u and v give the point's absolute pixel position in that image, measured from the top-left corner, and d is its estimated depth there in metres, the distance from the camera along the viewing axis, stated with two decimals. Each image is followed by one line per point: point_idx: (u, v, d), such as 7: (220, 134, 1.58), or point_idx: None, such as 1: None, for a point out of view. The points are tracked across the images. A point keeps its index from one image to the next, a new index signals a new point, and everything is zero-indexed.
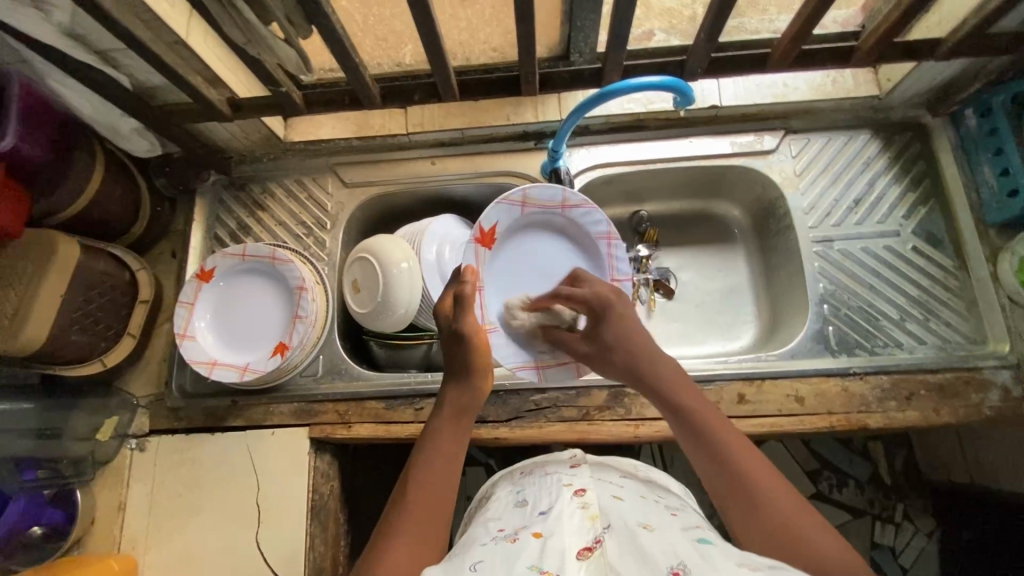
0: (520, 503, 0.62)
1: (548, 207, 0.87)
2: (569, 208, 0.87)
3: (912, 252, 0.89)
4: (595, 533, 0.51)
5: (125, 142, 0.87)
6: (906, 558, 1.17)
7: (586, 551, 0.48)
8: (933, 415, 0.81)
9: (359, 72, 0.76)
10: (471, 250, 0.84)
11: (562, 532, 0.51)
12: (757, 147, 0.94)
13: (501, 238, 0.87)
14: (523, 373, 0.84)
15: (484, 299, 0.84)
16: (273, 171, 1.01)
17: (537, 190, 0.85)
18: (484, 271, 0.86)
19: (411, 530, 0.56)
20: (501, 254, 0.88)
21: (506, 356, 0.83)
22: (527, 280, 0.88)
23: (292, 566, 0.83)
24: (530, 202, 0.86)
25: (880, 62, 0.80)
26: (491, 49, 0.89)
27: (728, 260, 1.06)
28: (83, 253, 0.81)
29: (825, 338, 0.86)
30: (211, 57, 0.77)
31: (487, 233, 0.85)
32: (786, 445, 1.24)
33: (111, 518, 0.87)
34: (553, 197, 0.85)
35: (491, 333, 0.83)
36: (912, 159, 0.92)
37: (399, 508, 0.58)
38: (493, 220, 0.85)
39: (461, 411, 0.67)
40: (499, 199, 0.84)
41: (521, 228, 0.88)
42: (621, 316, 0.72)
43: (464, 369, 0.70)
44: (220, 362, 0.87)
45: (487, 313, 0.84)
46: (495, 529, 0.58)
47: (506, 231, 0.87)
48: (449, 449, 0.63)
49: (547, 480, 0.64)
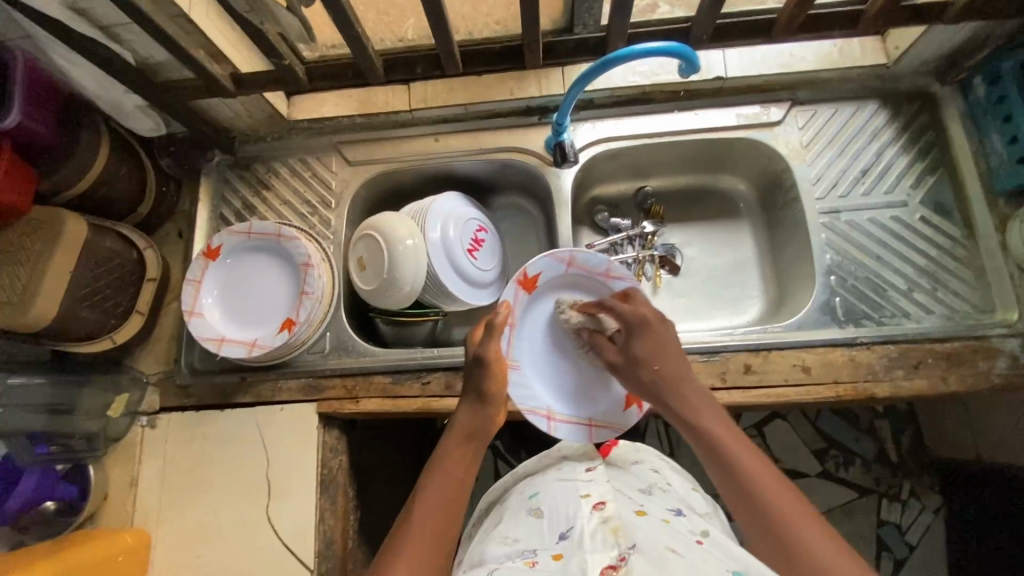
0: (534, 511, 0.63)
1: (592, 274, 0.88)
2: (611, 279, 0.88)
3: (920, 222, 0.88)
4: (619, 549, 0.51)
5: (129, 120, 0.87)
6: (911, 534, 1.18)
7: (610, 570, 0.49)
8: (940, 382, 0.80)
9: (362, 42, 0.75)
10: (510, 288, 0.85)
11: (584, 552, 0.52)
12: (763, 119, 0.93)
13: (541, 289, 0.88)
14: (532, 417, 0.82)
15: (514, 338, 0.85)
16: (277, 151, 1.01)
17: (583, 257, 0.87)
18: (520, 314, 0.86)
19: (419, 549, 0.56)
20: (539, 306, 0.88)
21: (519, 396, 0.83)
22: (557, 337, 0.88)
23: (303, 537, 0.84)
24: (576, 262, 0.87)
25: (887, 27, 0.79)
26: (494, 21, 0.89)
27: (733, 235, 1.05)
28: (90, 232, 0.82)
29: (832, 309, 0.86)
30: (214, 31, 0.77)
31: (530, 279, 0.86)
32: (792, 424, 1.24)
33: (124, 492, 0.88)
34: (599, 264, 0.87)
35: (512, 370, 0.83)
36: (921, 129, 0.91)
37: (405, 531, 0.59)
38: (539, 268, 0.86)
39: (468, 439, 0.69)
40: (549, 252, 0.85)
41: (562, 288, 0.89)
42: (654, 337, 0.72)
43: (480, 398, 0.71)
44: (228, 338, 0.88)
45: (512, 350, 0.85)
46: (511, 544, 0.59)
47: (547, 285, 0.88)
48: (456, 475, 0.65)
49: (563, 487, 0.64)
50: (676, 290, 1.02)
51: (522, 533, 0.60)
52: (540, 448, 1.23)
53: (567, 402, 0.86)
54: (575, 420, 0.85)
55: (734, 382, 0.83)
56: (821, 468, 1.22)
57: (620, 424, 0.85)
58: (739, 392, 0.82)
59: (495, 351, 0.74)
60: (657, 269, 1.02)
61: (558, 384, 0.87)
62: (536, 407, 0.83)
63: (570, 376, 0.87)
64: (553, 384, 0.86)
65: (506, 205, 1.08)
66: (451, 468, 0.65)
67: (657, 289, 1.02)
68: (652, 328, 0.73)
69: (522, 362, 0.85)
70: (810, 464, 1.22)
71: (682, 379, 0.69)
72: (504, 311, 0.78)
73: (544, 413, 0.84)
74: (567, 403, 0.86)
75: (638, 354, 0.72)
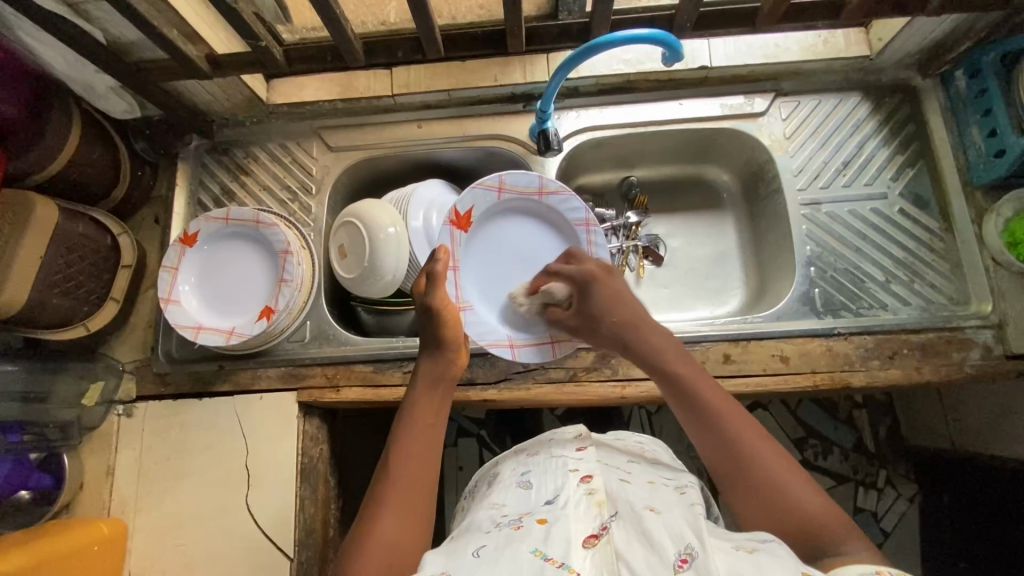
0: (524, 483, 0.64)
1: (526, 194, 0.89)
2: (546, 193, 0.88)
3: (899, 214, 0.89)
4: (602, 520, 0.53)
5: (102, 102, 0.85)
6: (886, 521, 1.20)
7: (592, 539, 0.51)
8: (914, 373, 0.82)
9: (341, 24, 0.74)
10: (444, 231, 0.87)
11: (567, 519, 0.53)
12: (746, 110, 0.93)
13: (477, 223, 0.89)
14: (495, 350, 0.85)
15: (458, 279, 0.87)
16: (257, 135, 0.99)
17: (512, 176, 0.87)
18: (461, 254, 0.88)
19: (401, 502, 0.57)
20: (478, 238, 0.90)
21: (478, 333, 0.86)
22: (501, 261, 0.91)
23: (282, 526, 0.83)
24: (507, 186, 0.87)
25: (871, 18, 0.79)
26: (478, 6, 0.87)
27: (716, 226, 1.06)
28: (61, 216, 0.79)
29: (811, 300, 0.87)
30: (188, 11, 0.75)
31: (463, 216, 0.87)
32: (773, 414, 1.26)
33: (100, 482, 0.87)
34: (530, 183, 0.87)
35: (464, 312, 0.86)
36: (902, 121, 0.92)
37: (386, 486, 0.59)
38: (470, 203, 0.87)
39: (437, 383, 0.69)
40: (475, 184, 0.86)
41: (500, 213, 0.90)
42: (610, 290, 0.78)
43: (437, 343, 0.72)
44: (205, 326, 0.87)
45: (460, 292, 0.87)
46: (499, 511, 0.60)
47: (482, 215, 0.89)
48: (426, 420, 0.65)
49: (554, 462, 0.65)
50: (659, 281, 1.03)
51: (511, 503, 0.61)
52: (522, 436, 1.24)
53: (526, 326, 0.89)
54: (536, 340, 0.88)
55: (714, 371, 0.83)
56: (800, 456, 1.24)
57: None
58: (720, 381, 0.83)
59: (443, 299, 0.73)
60: (640, 259, 1.02)
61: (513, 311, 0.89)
62: (498, 339, 0.86)
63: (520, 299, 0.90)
64: (507, 314, 0.89)
65: None
66: (420, 419, 0.65)
67: (640, 280, 1.03)
68: (601, 282, 0.79)
69: (473, 299, 0.88)
70: (790, 453, 1.24)
71: (646, 328, 0.73)
72: (444, 258, 0.77)
73: (506, 342, 0.86)
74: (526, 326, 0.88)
75: (593, 310, 0.78)
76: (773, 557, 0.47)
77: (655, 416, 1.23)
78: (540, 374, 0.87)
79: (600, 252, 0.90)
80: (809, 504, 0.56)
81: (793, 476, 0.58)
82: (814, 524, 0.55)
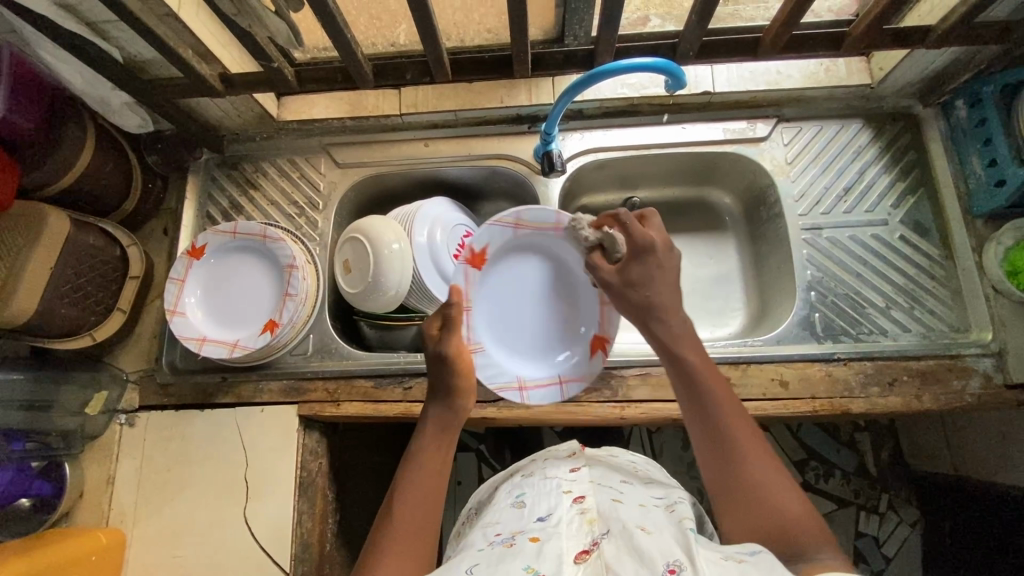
0: (518, 502, 0.64)
1: (542, 229, 0.86)
2: (561, 228, 0.86)
3: (899, 240, 0.90)
4: (592, 537, 0.53)
5: (116, 116, 0.86)
6: (888, 546, 1.19)
7: (583, 555, 0.51)
8: (914, 400, 0.82)
9: (352, 48, 0.76)
10: (459, 270, 0.84)
11: (559, 537, 0.54)
12: (748, 134, 0.95)
13: (491, 261, 0.86)
14: (504, 393, 0.85)
15: (472, 320, 0.85)
16: (266, 151, 1.01)
17: (531, 214, 0.84)
18: (474, 292, 0.86)
19: (401, 545, 0.57)
20: (495, 275, 0.87)
21: (488, 376, 0.85)
22: (513, 300, 0.88)
23: (279, 540, 0.84)
24: (523, 223, 0.85)
25: (871, 49, 0.80)
26: (485, 30, 0.90)
27: (718, 247, 1.06)
28: (73, 228, 0.81)
29: (811, 324, 0.87)
30: (204, 32, 0.77)
31: (479, 254, 0.85)
32: (774, 436, 1.25)
33: (99, 491, 0.87)
34: (546, 219, 0.85)
35: (476, 355, 0.84)
36: (902, 149, 0.93)
37: (390, 528, 0.59)
38: (485, 240, 0.85)
39: (444, 430, 0.68)
40: (490, 221, 0.83)
41: (517, 250, 0.87)
42: (660, 263, 0.72)
43: (447, 391, 0.70)
44: (209, 338, 0.88)
45: (472, 333, 0.85)
46: (493, 530, 0.61)
47: (496, 253, 0.86)
48: (436, 466, 0.64)
49: (547, 484, 0.65)
50: None
51: (504, 521, 0.62)
52: (522, 451, 1.24)
53: (533, 364, 0.88)
54: (545, 382, 0.88)
55: None
56: (801, 479, 1.23)
57: (587, 375, 0.88)
58: None
59: (456, 345, 0.72)
60: None
61: (523, 351, 0.88)
62: (506, 382, 0.86)
63: (529, 335, 0.89)
64: (518, 354, 0.88)
65: (493, 211, 1.09)
66: (427, 462, 0.64)
67: None
68: (657, 255, 0.72)
69: (485, 340, 0.86)
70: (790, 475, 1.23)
71: (674, 307, 0.70)
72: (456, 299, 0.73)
73: (515, 385, 0.86)
74: (533, 366, 0.88)
75: (637, 276, 0.72)
76: (761, 569, 0.47)
77: (656, 435, 1.24)
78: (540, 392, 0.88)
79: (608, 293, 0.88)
80: (788, 508, 0.56)
81: (780, 484, 0.58)
82: (794, 527, 0.55)
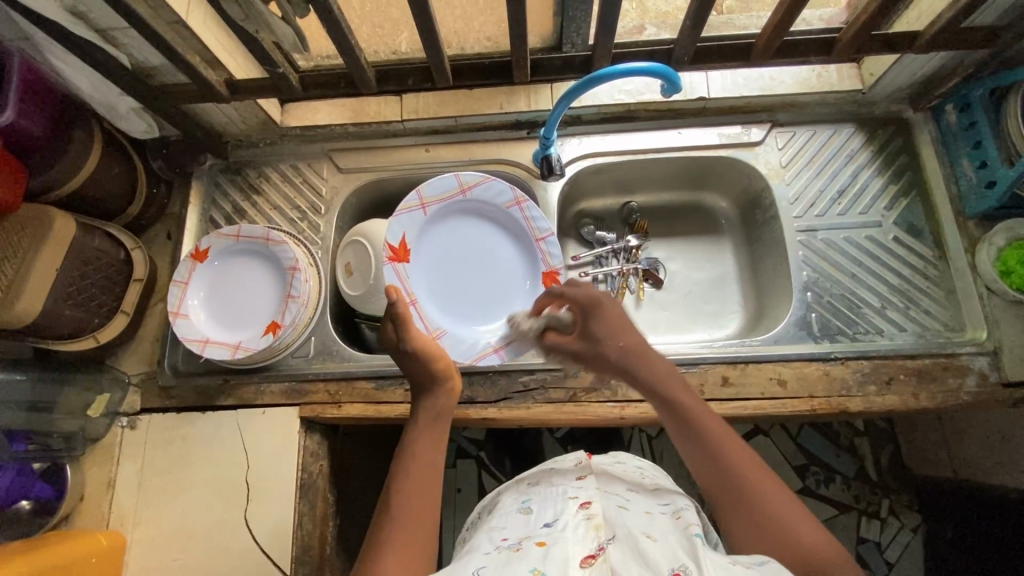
0: (524, 509, 0.64)
1: (448, 198, 0.94)
2: (466, 188, 0.94)
3: (893, 242, 0.91)
4: (598, 542, 0.53)
5: (123, 122, 0.88)
6: (890, 552, 1.18)
7: (589, 558, 0.51)
8: (911, 399, 0.82)
9: (355, 55, 0.77)
10: (389, 270, 0.89)
11: (566, 541, 0.54)
12: (743, 139, 0.97)
13: (415, 246, 0.93)
14: (484, 361, 0.90)
15: (423, 311, 0.91)
16: (269, 156, 1.03)
17: (430, 187, 0.92)
18: (414, 284, 0.92)
19: (401, 546, 0.56)
20: (421, 256, 0.94)
21: (462, 352, 0.90)
22: (451, 275, 0.95)
23: (280, 543, 0.83)
24: (427, 199, 0.92)
25: (861, 54, 0.82)
26: (485, 38, 0.92)
27: (716, 251, 1.08)
28: (78, 230, 0.82)
29: (808, 324, 0.88)
30: (211, 40, 0.79)
31: (399, 247, 0.90)
32: (774, 440, 1.25)
33: (100, 494, 0.87)
34: (448, 186, 0.93)
35: (440, 337, 0.90)
36: (894, 153, 0.95)
37: (389, 523, 0.58)
38: (400, 232, 0.91)
39: (435, 420, 0.68)
40: (398, 212, 0.90)
41: (432, 228, 0.95)
42: (611, 315, 0.70)
43: (429, 379, 0.71)
44: (212, 340, 0.88)
45: (428, 322, 0.91)
46: (501, 536, 0.60)
47: (416, 238, 0.93)
48: (428, 455, 0.64)
49: (553, 491, 0.65)
50: (659, 304, 1.04)
51: (510, 527, 0.61)
52: (522, 458, 1.24)
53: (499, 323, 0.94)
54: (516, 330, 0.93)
55: (712, 394, 0.84)
56: (802, 484, 1.23)
57: None
58: (717, 404, 0.83)
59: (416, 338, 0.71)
60: (640, 282, 1.04)
61: (481, 316, 0.95)
62: (482, 349, 0.91)
63: (482, 300, 0.95)
64: (480, 321, 0.94)
65: None
66: (420, 453, 0.63)
67: (640, 303, 1.04)
68: (607, 307, 0.71)
69: (442, 323, 0.92)
70: (791, 481, 1.23)
71: (644, 360, 0.68)
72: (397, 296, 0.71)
73: (491, 349, 0.91)
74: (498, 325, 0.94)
75: (598, 336, 0.70)
76: None
77: (656, 441, 1.24)
78: (540, 391, 0.88)
79: (540, 224, 0.94)
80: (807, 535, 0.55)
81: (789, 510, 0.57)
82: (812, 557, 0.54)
